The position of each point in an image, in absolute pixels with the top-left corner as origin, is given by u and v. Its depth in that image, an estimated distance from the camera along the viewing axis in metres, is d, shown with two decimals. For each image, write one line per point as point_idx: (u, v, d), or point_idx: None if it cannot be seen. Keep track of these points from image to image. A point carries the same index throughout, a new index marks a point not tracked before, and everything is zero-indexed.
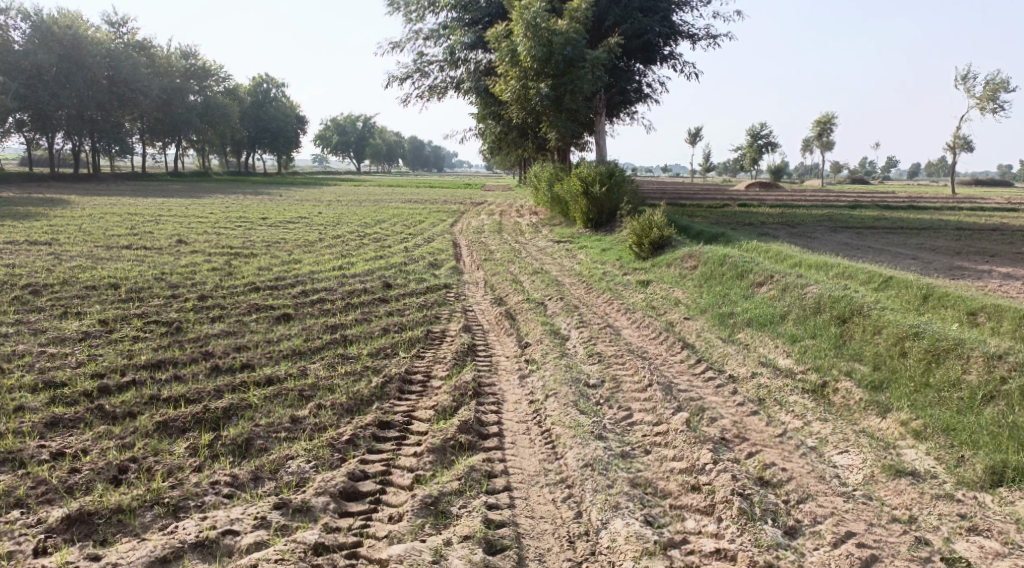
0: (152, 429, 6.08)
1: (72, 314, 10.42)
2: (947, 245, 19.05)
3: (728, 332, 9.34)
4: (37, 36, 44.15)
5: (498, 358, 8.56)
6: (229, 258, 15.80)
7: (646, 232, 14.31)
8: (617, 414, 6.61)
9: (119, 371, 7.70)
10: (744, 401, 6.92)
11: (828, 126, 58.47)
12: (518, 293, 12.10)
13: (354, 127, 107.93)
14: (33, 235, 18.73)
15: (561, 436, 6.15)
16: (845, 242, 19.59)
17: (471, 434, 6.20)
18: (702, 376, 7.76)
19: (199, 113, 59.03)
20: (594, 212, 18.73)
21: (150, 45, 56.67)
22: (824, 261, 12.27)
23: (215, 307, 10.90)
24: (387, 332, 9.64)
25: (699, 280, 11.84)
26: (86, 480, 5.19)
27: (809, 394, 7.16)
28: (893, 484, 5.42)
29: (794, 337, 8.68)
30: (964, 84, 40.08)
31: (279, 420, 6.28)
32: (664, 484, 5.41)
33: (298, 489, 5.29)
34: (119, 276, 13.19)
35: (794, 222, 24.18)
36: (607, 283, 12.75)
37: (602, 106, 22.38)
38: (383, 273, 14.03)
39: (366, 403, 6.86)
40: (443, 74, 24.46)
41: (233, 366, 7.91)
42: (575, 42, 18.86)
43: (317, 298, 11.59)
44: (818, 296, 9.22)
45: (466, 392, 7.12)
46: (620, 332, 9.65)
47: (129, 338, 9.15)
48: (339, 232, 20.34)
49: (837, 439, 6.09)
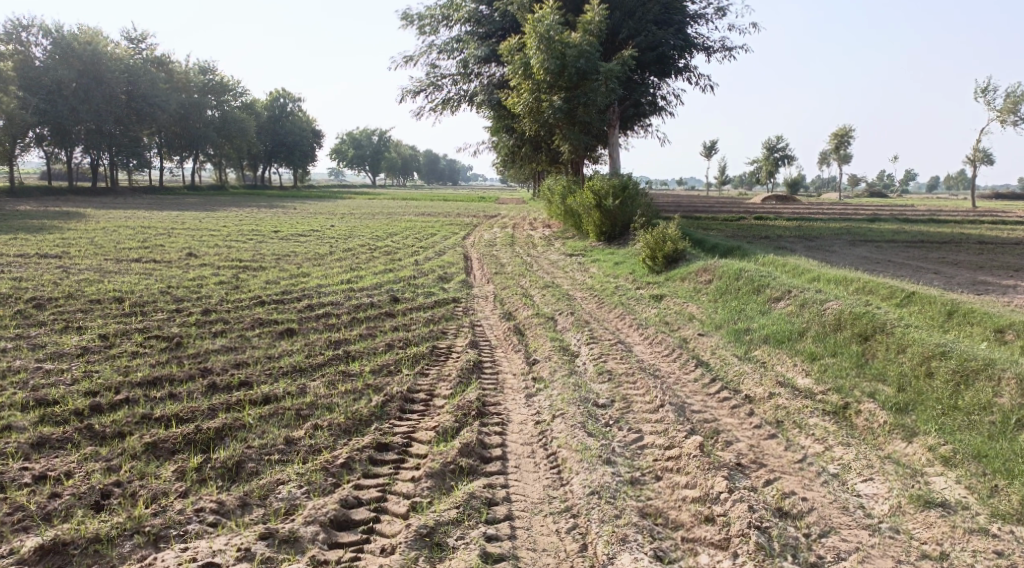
0: (140, 451, 5.84)
1: (73, 328, 10.23)
2: (969, 259, 18.58)
3: (744, 349, 9.01)
4: (58, 52, 44.63)
5: (505, 376, 8.27)
6: (237, 272, 15.62)
7: (659, 246, 13.99)
8: (626, 436, 6.29)
9: (114, 388, 7.48)
10: (761, 423, 6.58)
11: (846, 139, 57.84)
12: (528, 307, 11.81)
13: (370, 141, 108.42)
14: (44, 248, 18.70)
15: (567, 460, 5.84)
16: (864, 256, 19.16)
17: (473, 457, 5.91)
18: (717, 395, 7.42)
19: (216, 127, 59.41)
20: (608, 225, 18.44)
21: (168, 61, 56.97)
22: (844, 275, 11.91)
23: (218, 322, 10.67)
24: (391, 348, 9.38)
25: (714, 295, 11.51)
26: (65, 506, 4.96)
27: (830, 415, 6.81)
28: (922, 516, 5.07)
29: (813, 355, 8.34)
30: (985, 96, 39.50)
31: (272, 441, 6.01)
32: (676, 514, 5.09)
33: (287, 517, 5.02)
34: (125, 290, 13.03)
35: (811, 235, 23.77)
36: (619, 297, 12.43)
37: (616, 118, 22.11)
38: (391, 286, 13.79)
39: (365, 423, 6.59)
40: (456, 87, 24.32)
41: (231, 384, 7.67)
42: (589, 55, 18.61)
43: (323, 312, 11.36)
44: (838, 312, 8.87)
45: (469, 412, 6.84)
46: (631, 349, 9.33)
47: (128, 353, 8.95)
48: (349, 245, 20.17)
49: (861, 466, 5.74)
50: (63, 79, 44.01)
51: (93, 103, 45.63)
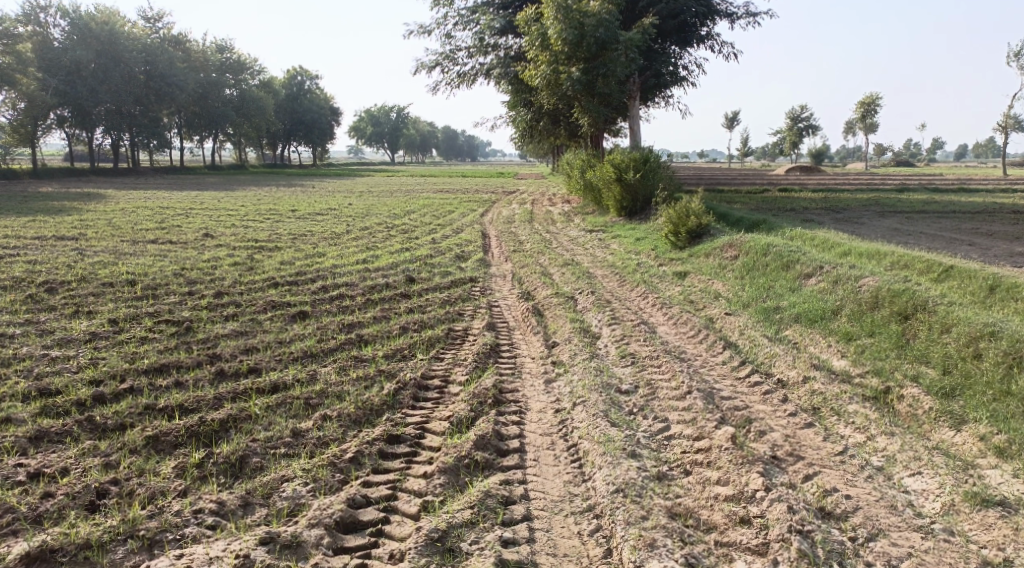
0: (139, 445, 5.55)
1: (82, 313, 9.98)
2: (1004, 230, 17.92)
3: (774, 329, 8.57)
4: (76, 33, 44.27)
5: (522, 360, 7.91)
6: (252, 252, 15.38)
7: (682, 220, 13.49)
8: (652, 426, 5.92)
9: (120, 376, 7.22)
10: (796, 410, 6.17)
11: (873, 108, 56.28)
12: (547, 287, 11.40)
13: (388, 118, 107.70)
14: (61, 230, 18.54)
15: (589, 452, 5.49)
16: (895, 228, 18.55)
17: (489, 450, 5.58)
18: (748, 380, 7.01)
19: (235, 106, 59.24)
20: (629, 200, 17.93)
21: (185, 39, 56.42)
22: (876, 249, 11.40)
23: (230, 305, 10.41)
24: (405, 331, 9.04)
25: (740, 271, 11.04)
26: (57, 507, 4.72)
27: (870, 402, 6.38)
28: (979, 516, 4.66)
29: (849, 335, 7.90)
30: (1019, 61, 38.17)
31: (278, 434, 5.71)
32: (708, 514, 4.73)
33: (290, 519, 4.73)
34: (138, 272, 12.80)
35: (838, 207, 23.09)
36: (641, 275, 11.99)
37: (636, 89, 21.49)
38: (407, 266, 13.44)
39: (376, 414, 6.27)
40: (472, 60, 23.77)
41: (239, 371, 7.38)
42: (608, 24, 17.96)
43: (336, 294, 11.04)
44: (875, 289, 8.40)
45: (486, 400, 6.50)
46: (655, 329, 8.93)
47: (137, 339, 8.70)
48: (366, 224, 19.86)
49: (907, 458, 5.33)
50: (81, 60, 43.75)
51: (112, 84, 45.46)
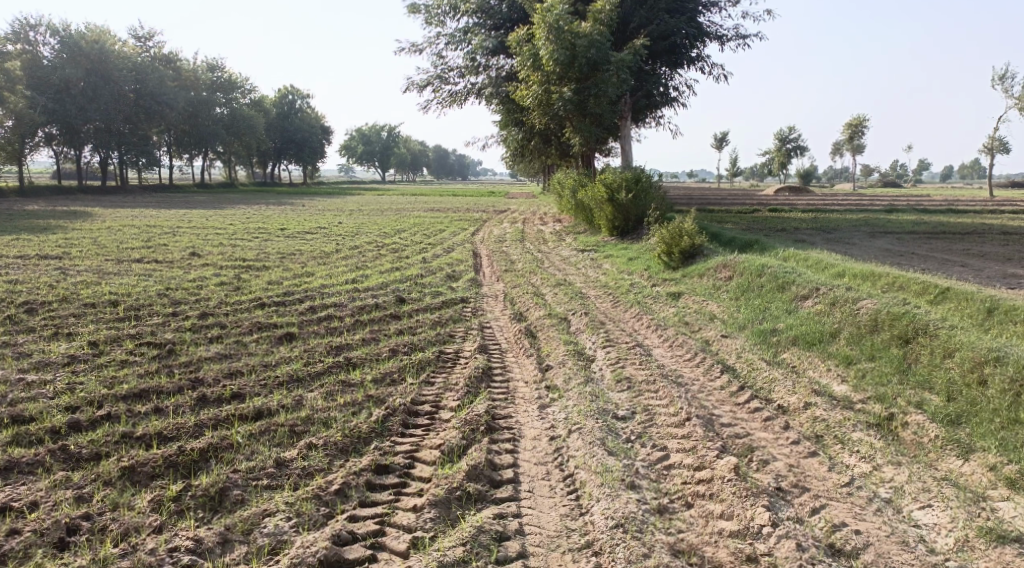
0: (114, 477, 5.30)
1: (62, 335, 9.70)
2: (995, 251, 17.91)
3: (772, 353, 8.39)
4: (65, 51, 44.12)
5: (516, 385, 7.68)
6: (239, 272, 15.13)
7: (675, 240, 13.35)
8: (651, 454, 5.71)
9: (97, 403, 6.94)
10: (799, 438, 5.97)
11: (860, 129, 56.71)
12: (540, 307, 11.20)
13: (379, 137, 107.77)
14: (45, 248, 18.21)
15: (586, 483, 5.28)
16: (887, 248, 18.49)
17: (482, 481, 5.36)
18: (747, 406, 6.81)
19: (225, 125, 59.09)
20: (621, 220, 17.81)
21: (176, 58, 56.28)
22: (871, 270, 11.27)
23: (215, 326, 10.14)
24: (395, 353, 8.81)
25: (735, 292, 10.88)
26: (24, 546, 4.51)
27: (874, 429, 6.19)
28: (995, 554, 4.50)
29: (849, 359, 7.73)
30: (1003, 84, 38.55)
31: (261, 464, 5.47)
32: (712, 552, 4.55)
33: (272, 559, 4.52)
34: (122, 292, 12.51)
35: (829, 227, 23.07)
36: (635, 295, 11.82)
37: (627, 109, 21.46)
38: (397, 286, 13.21)
39: (364, 441, 6.03)
40: (464, 80, 23.71)
41: (222, 396, 7.12)
42: (600, 44, 17.91)
43: (324, 315, 10.79)
44: (874, 312, 8.24)
45: (478, 427, 6.26)
46: (650, 352, 8.74)
47: (117, 362, 8.43)
48: (356, 243, 19.65)
49: (916, 489, 5.15)
50: (71, 78, 43.51)
51: (101, 102, 45.24)
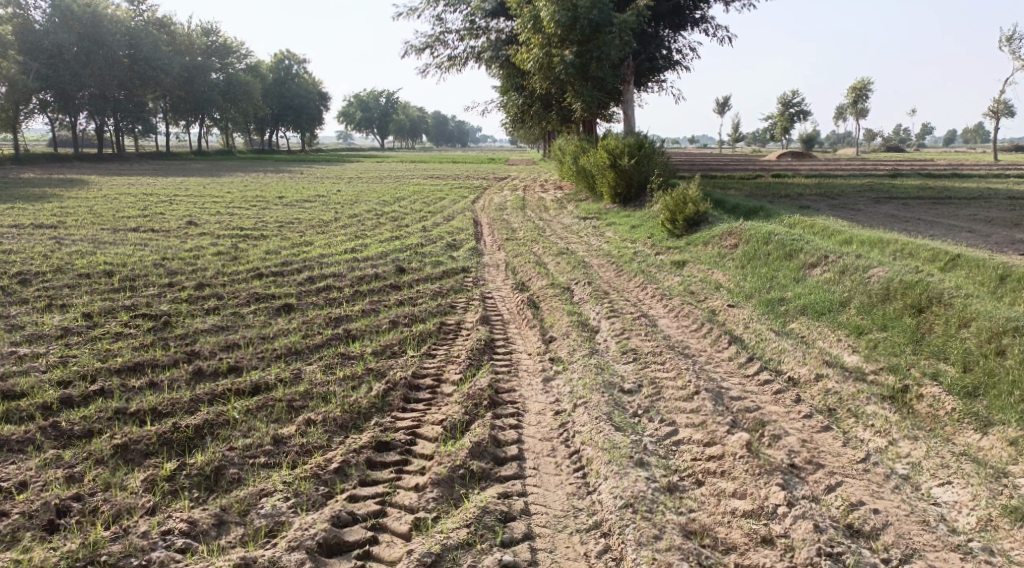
0: (107, 455, 5.14)
1: (56, 306, 9.50)
2: (1001, 216, 17.66)
3: (780, 323, 8.19)
4: (57, 15, 43.40)
5: (519, 357, 7.50)
6: (237, 241, 14.89)
7: (680, 208, 13.08)
8: (659, 430, 5.55)
9: (90, 377, 6.77)
10: (811, 412, 5.80)
11: (864, 92, 55.92)
12: (543, 277, 10.98)
13: (377, 103, 106.56)
14: (40, 217, 17.96)
15: (593, 461, 5.12)
16: (892, 214, 18.23)
17: (486, 459, 5.21)
18: (757, 378, 6.63)
19: (221, 91, 58.30)
20: (623, 186, 17.52)
21: (170, 23, 55.26)
22: (880, 237, 11.03)
23: (212, 297, 9.94)
24: (395, 325, 8.61)
25: (741, 260, 10.66)
26: (13, 528, 4.36)
27: (888, 402, 6.02)
28: (1022, 534, 4.34)
29: (860, 329, 7.55)
30: (1011, 46, 37.88)
31: (258, 441, 5.31)
32: (726, 533, 4.42)
33: (268, 541, 4.38)
34: (117, 262, 12.30)
35: (833, 192, 22.74)
36: (639, 264, 11.59)
37: (630, 73, 20.98)
38: (397, 255, 12.98)
39: (364, 417, 5.86)
40: (463, 44, 23.22)
41: (218, 370, 6.95)
42: (602, 6, 17.41)
43: (323, 285, 10.58)
44: (885, 280, 8.04)
45: (481, 402, 6.09)
46: (656, 323, 8.55)
47: (112, 334, 8.25)
48: (356, 211, 19.38)
49: (934, 465, 5.00)
50: (63, 43, 42.75)
51: (95, 68, 44.47)
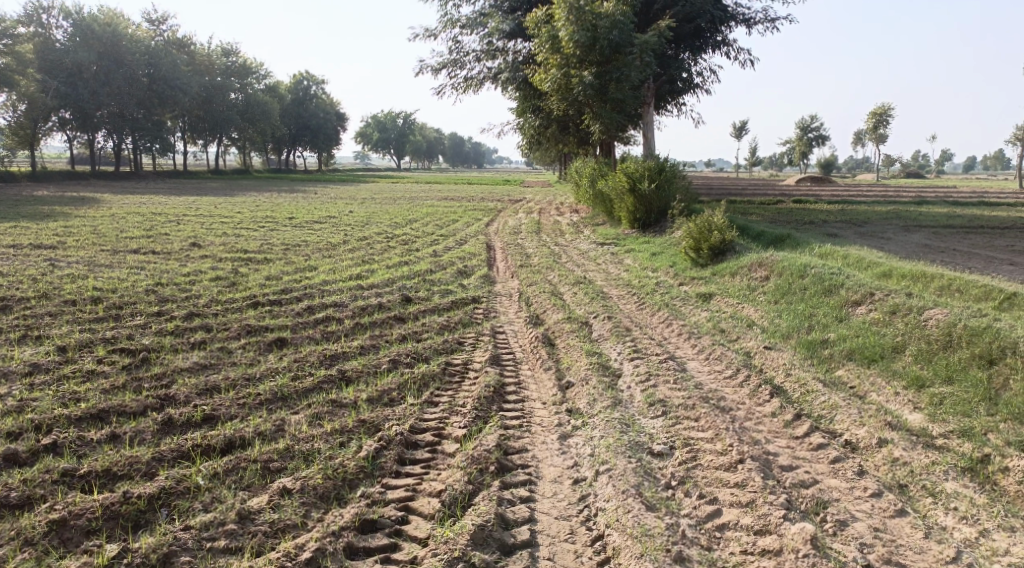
0: (38, 535, 4.36)
1: (30, 337, 8.71)
2: None
3: (826, 370, 7.24)
4: (78, 35, 42.95)
5: (532, 408, 6.60)
6: (239, 264, 14.18)
7: (704, 236, 12.16)
8: (699, 509, 4.73)
9: (45, 427, 5.95)
10: (879, 489, 4.95)
11: (886, 117, 54.88)
12: (558, 309, 10.11)
13: (395, 123, 106.23)
14: (41, 237, 17.35)
15: (621, 552, 4.39)
16: (926, 243, 17.29)
17: (491, 548, 4.45)
18: (808, 441, 5.70)
19: (239, 111, 58.24)
20: (642, 211, 16.63)
21: (190, 43, 55.17)
22: (923, 269, 10.11)
23: (200, 330, 9.12)
24: (395, 365, 7.72)
25: (774, 295, 9.73)
26: None
27: (967, 476, 5.10)
28: None
29: (920, 380, 6.64)
30: None
31: (221, 518, 4.52)
32: None
33: None
34: (107, 287, 11.55)
35: (860, 220, 21.80)
36: (662, 296, 10.69)
37: (650, 96, 20.24)
38: (404, 283, 12.15)
39: (349, 484, 5.01)
40: (481, 65, 22.60)
41: (191, 420, 6.10)
42: (623, 26, 16.71)
43: (321, 317, 9.74)
44: (946, 324, 7.11)
45: (487, 468, 5.20)
46: (685, 366, 7.66)
47: (83, 373, 7.43)
48: (365, 233, 18.70)
49: None
50: (83, 62, 42.41)
51: (114, 86, 44.27)
